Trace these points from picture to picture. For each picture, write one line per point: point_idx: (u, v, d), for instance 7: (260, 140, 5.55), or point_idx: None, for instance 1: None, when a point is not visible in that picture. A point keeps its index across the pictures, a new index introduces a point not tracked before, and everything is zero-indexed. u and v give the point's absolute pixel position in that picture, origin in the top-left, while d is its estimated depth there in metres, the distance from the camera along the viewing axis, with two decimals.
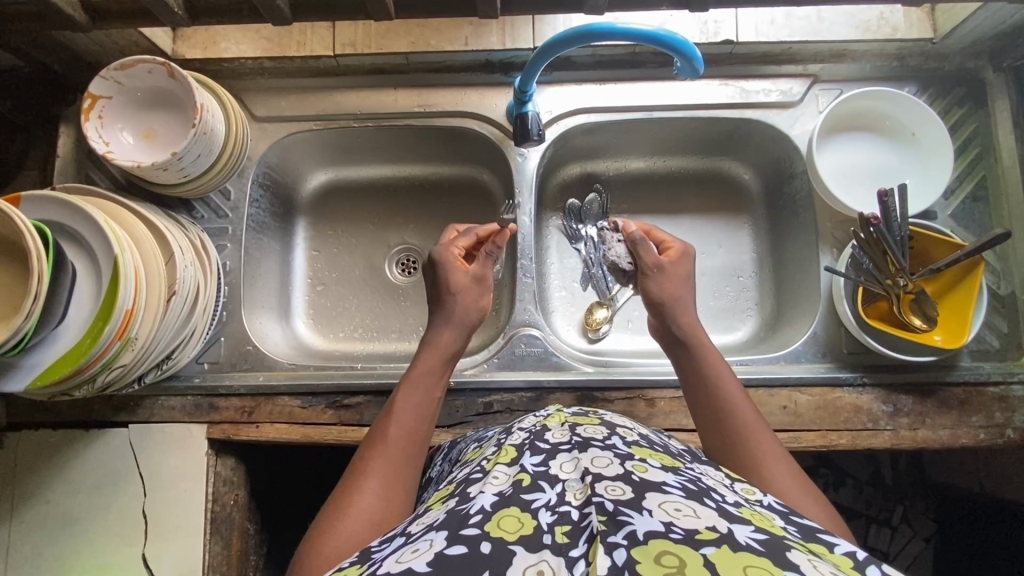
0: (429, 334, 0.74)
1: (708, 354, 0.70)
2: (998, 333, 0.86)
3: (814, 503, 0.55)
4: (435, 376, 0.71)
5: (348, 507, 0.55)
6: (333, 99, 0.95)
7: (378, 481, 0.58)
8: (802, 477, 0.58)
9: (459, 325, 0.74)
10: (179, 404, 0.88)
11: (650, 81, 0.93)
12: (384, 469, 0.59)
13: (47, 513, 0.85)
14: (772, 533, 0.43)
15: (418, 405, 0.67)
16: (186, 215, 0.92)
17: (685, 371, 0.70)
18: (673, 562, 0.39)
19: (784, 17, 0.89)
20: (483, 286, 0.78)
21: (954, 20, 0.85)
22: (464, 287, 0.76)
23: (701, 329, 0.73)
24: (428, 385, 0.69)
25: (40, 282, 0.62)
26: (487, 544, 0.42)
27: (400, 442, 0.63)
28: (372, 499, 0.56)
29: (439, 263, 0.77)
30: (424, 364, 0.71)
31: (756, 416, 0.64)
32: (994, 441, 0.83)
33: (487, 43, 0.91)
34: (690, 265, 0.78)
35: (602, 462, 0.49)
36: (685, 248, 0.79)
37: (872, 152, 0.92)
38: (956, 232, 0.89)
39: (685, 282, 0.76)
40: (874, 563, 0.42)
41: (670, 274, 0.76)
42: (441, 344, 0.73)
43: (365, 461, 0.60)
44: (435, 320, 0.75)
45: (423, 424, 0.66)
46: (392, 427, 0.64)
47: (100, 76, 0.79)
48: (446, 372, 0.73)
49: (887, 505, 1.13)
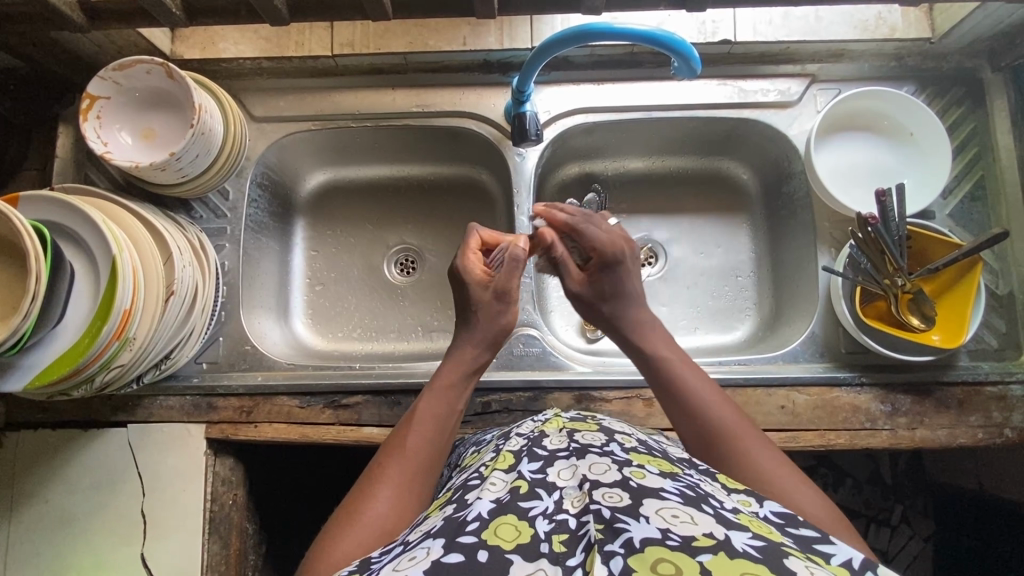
0: (451, 348, 0.70)
1: (671, 357, 0.67)
2: (996, 333, 0.86)
3: (812, 495, 0.55)
4: (458, 389, 0.67)
5: (358, 514, 0.54)
6: (331, 99, 0.95)
7: (392, 490, 0.56)
8: (788, 466, 0.57)
9: (483, 339, 0.69)
10: (178, 403, 0.88)
11: (648, 81, 0.93)
12: (399, 480, 0.57)
13: (46, 513, 0.85)
14: (769, 540, 0.43)
15: (440, 416, 0.63)
16: (185, 215, 0.92)
17: (649, 373, 0.67)
18: (669, 569, 0.39)
19: (782, 17, 0.89)
20: (504, 304, 0.71)
21: (951, 20, 0.85)
22: (484, 304, 0.70)
23: (650, 335, 0.69)
24: (450, 397, 0.66)
25: (38, 283, 0.62)
26: (484, 552, 0.43)
27: (419, 453, 0.60)
28: (384, 508, 0.55)
29: (460, 276, 0.72)
30: (447, 375, 0.67)
31: (729, 407, 0.62)
32: (992, 441, 0.83)
33: (485, 43, 0.91)
34: (613, 278, 0.70)
35: (599, 469, 0.49)
36: (617, 249, 0.71)
37: (870, 153, 0.92)
38: (954, 232, 0.89)
39: (615, 301, 0.71)
40: (870, 570, 0.43)
41: (597, 295, 0.71)
42: (465, 357, 0.68)
43: (380, 468, 0.59)
44: (459, 335, 0.70)
45: (443, 437, 0.63)
46: (410, 437, 0.61)
47: (98, 77, 0.79)
48: (469, 385, 0.68)
49: (886, 504, 1.13)
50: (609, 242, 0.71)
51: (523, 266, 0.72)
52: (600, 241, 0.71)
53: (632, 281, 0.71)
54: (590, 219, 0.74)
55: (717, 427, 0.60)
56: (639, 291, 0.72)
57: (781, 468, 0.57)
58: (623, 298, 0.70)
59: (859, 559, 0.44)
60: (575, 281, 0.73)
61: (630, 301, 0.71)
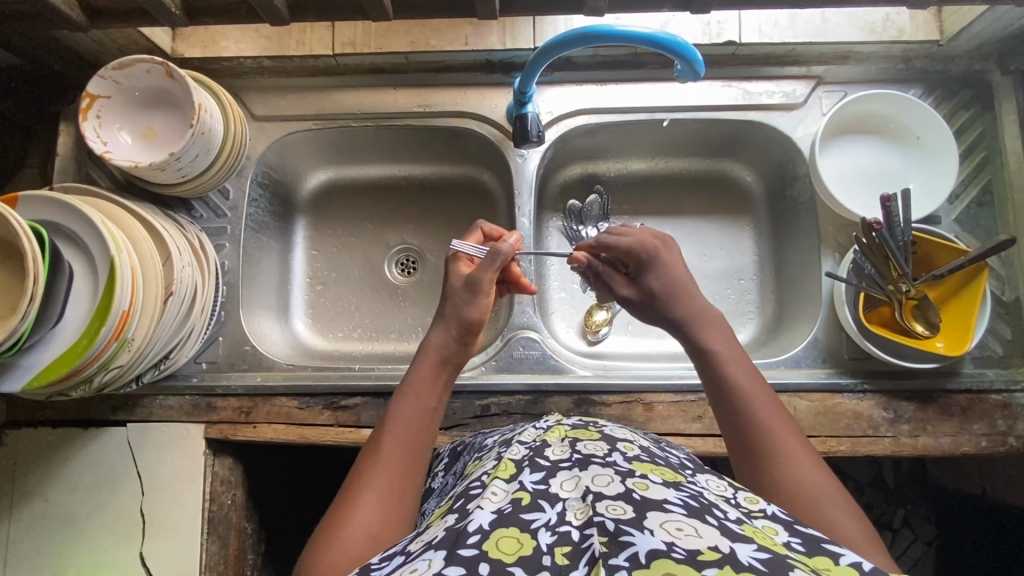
0: (423, 340, 0.70)
1: (728, 354, 0.64)
2: (1001, 340, 0.85)
3: (851, 517, 0.53)
4: (433, 387, 0.66)
5: (344, 521, 0.53)
6: (333, 98, 0.95)
7: (373, 496, 0.56)
8: (825, 476, 0.56)
9: (452, 327, 0.69)
10: (177, 403, 0.88)
11: (651, 83, 0.92)
12: (379, 485, 0.57)
13: (45, 511, 0.85)
14: (774, 552, 0.43)
15: (416, 417, 0.63)
16: (186, 215, 0.92)
17: (697, 361, 0.66)
18: None
19: (788, 18, 0.88)
20: (473, 293, 0.70)
21: (962, 21, 0.83)
22: (457, 294, 0.70)
23: (715, 332, 0.66)
24: (426, 393, 0.65)
25: (35, 286, 0.62)
26: (485, 565, 0.42)
27: (397, 456, 0.60)
28: (366, 515, 0.54)
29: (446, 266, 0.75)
30: (422, 373, 0.66)
31: (776, 408, 0.60)
32: (995, 449, 0.82)
33: (488, 43, 0.90)
34: (657, 275, 0.70)
35: (602, 480, 0.49)
36: (648, 247, 0.71)
37: (874, 157, 0.91)
38: (960, 237, 0.88)
39: (672, 296, 0.68)
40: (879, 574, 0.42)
41: (643, 300, 0.71)
42: (437, 350, 0.68)
43: (361, 475, 0.58)
44: (433, 322, 0.71)
45: (420, 435, 0.62)
46: (387, 441, 0.61)
47: (98, 76, 0.79)
48: (445, 378, 0.68)
49: (889, 507, 1.12)
50: (639, 246, 0.71)
51: (502, 260, 0.70)
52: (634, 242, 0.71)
53: (678, 272, 0.70)
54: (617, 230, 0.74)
55: (757, 425, 0.59)
56: (686, 283, 0.69)
57: (819, 480, 0.55)
58: (673, 291, 0.68)
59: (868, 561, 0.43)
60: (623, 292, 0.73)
61: (681, 293, 0.68)
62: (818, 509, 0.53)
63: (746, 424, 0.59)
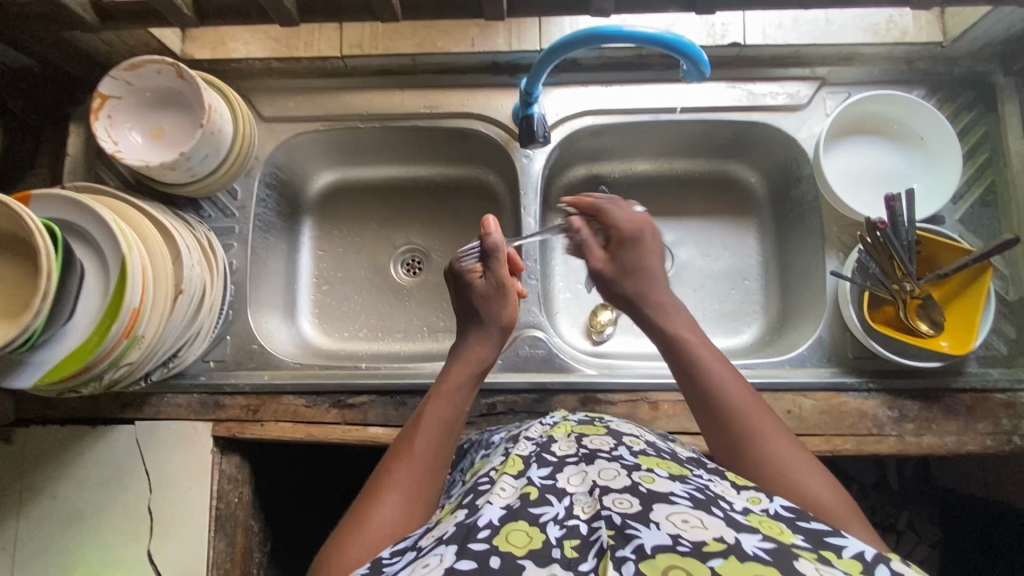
0: (462, 348, 0.72)
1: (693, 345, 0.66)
2: (1006, 339, 0.85)
3: (830, 491, 0.54)
4: (464, 391, 0.67)
5: (368, 520, 0.54)
6: (342, 99, 0.96)
7: (399, 496, 0.56)
8: (803, 456, 0.57)
9: (493, 332, 0.72)
10: (185, 401, 0.89)
11: (656, 84, 0.93)
12: (405, 484, 0.57)
13: (53, 509, 0.86)
14: (779, 542, 0.43)
15: (446, 419, 0.63)
16: (194, 214, 0.93)
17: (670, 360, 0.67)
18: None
19: (792, 21, 0.89)
20: (503, 294, 0.73)
21: (965, 23, 0.84)
22: (487, 296, 0.73)
23: (673, 318, 0.69)
24: (458, 398, 0.66)
25: (48, 282, 0.62)
26: (496, 559, 0.43)
27: (426, 456, 0.60)
28: (390, 514, 0.54)
29: (456, 275, 0.75)
30: (456, 376, 0.68)
31: (748, 394, 0.61)
32: (1000, 448, 0.82)
33: (494, 44, 0.91)
34: (629, 252, 0.73)
35: (609, 475, 0.50)
36: (636, 227, 0.74)
37: (879, 158, 0.92)
38: (963, 237, 0.88)
39: (638, 277, 0.72)
40: (883, 562, 0.43)
41: (614, 275, 0.73)
42: (474, 357, 0.70)
43: (388, 473, 0.58)
44: (469, 334, 0.73)
45: (449, 439, 0.62)
46: (417, 439, 0.61)
47: (111, 77, 0.80)
48: (476, 386, 0.69)
49: (893, 510, 1.11)
50: (626, 223, 0.74)
51: (502, 252, 0.74)
52: (621, 219, 0.74)
53: (651, 254, 0.73)
54: (617, 203, 0.76)
55: (734, 422, 0.59)
56: (656, 269, 0.73)
57: (796, 460, 0.56)
58: (646, 273, 0.72)
59: (871, 552, 0.44)
60: (597, 261, 0.74)
61: (647, 275, 0.72)
62: (801, 488, 0.54)
63: (722, 414, 0.60)
